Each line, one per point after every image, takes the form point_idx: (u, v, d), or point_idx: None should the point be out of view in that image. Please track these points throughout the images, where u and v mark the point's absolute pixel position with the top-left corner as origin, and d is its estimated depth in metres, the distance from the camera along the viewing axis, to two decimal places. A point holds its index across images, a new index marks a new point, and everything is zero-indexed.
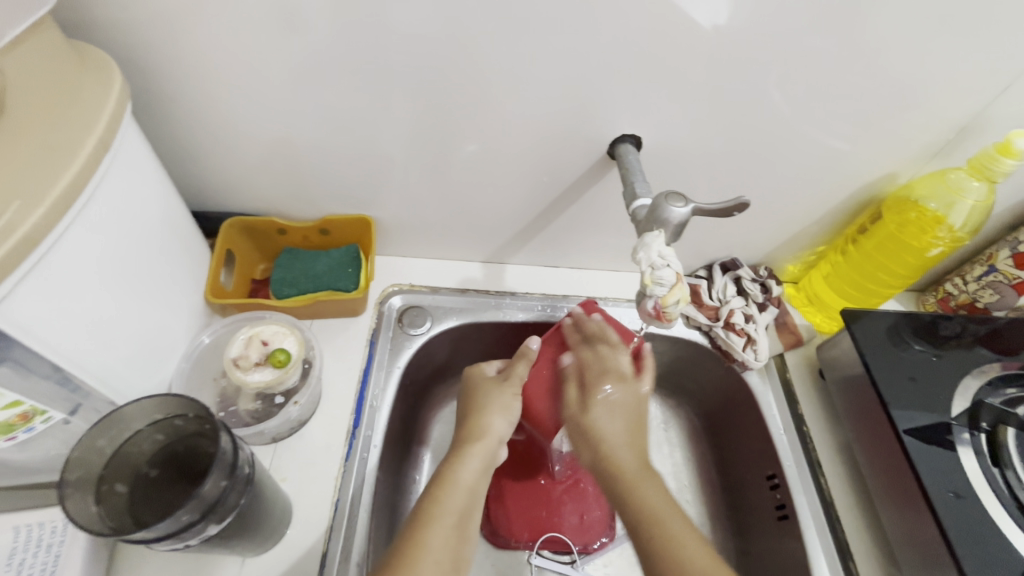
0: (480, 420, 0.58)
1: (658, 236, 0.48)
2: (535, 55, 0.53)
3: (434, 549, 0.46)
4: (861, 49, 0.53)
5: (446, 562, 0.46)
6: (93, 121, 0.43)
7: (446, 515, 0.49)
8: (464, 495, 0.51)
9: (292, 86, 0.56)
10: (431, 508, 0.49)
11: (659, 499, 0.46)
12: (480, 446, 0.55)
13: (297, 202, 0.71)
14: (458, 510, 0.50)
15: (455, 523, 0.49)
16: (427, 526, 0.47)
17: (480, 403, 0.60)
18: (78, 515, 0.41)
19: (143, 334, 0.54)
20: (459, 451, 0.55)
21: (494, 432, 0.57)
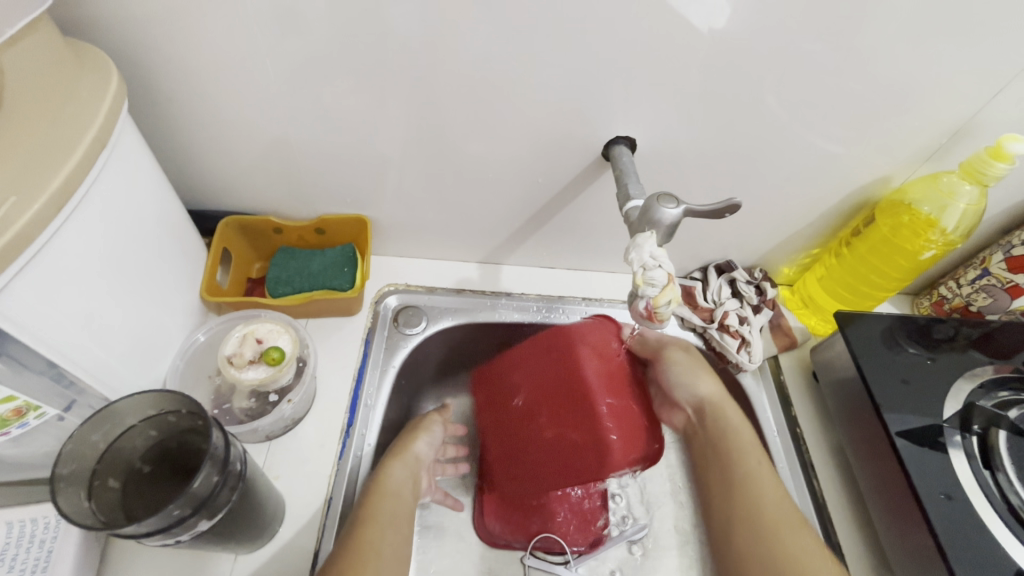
0: (404, 440, 0.65)
1: (649, 237, 0.48)
2: (529, 57, 0.54)
3: (382, 540, 0.54)
4: (853, 53, 0.53)
5: (391, 558, 0.54)
6: (89, 118, 0.43)
7: (379, 520, 0.55)
8: (397, 498, 0.59)
9: (288, 86, 0.56)
10: (368, 511, 0.55)
11: (750, 439, 0.65)
12: (402, 458, 0.62)
13: (293, 202, 0.71)
14: (395, 510, 0.57)
15: (388, 526, 0.56)
16: (371, 526, 0.54)
17: (412, 428, 0.68)
18: (70, 509, 0.41)
19: (137, 331, 0.54)
20: (390, 458, 0.62)
21: (414, 450, 0.64)
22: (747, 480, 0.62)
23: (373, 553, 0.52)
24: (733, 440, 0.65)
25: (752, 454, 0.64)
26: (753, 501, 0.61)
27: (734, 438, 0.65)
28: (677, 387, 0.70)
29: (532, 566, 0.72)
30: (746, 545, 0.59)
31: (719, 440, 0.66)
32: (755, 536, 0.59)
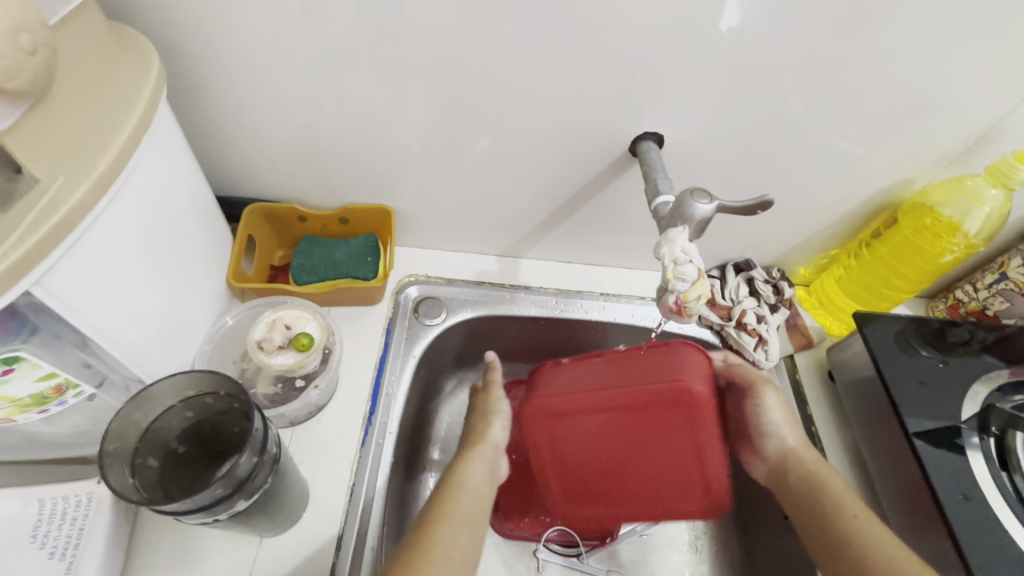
0: (479, 429, 0.62)
1: (682, 231, 0.49)
2: (563, 54, 0.54)
3: (454, 531, 0.50)
4: (884, 56, 0.54)
5: (462, 557, 0.49)
6: (133, 101, 0.44)
7: (455, 516, 0.52)
8: (474, 497, 0.55)
9: (321, 74, 0.56)
10: (442, 507, 0.52)
11: (843, 487, 0.54)
12: (479, 451, 0.60)
13: (318, 190, 0.71)
14: (466, 508, 0.53)
15: (463, 520, 0.52)
16: (440, 521, 0.51)
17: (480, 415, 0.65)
18: (116, 485, 0.41)
19: (169, 314, 0.54)
20: (467, 452, 0.60)
21: (491, 439, 0.61)
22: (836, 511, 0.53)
23: (439, 547, 0.48)
24: (822, 486, 0.55)
25: (848, 502, 0.53)
26: (854, 537, 0.50)
27: (838, 495, 0.53)
28: (762, 431, 0.62)
29: (544, 559, 0.72)
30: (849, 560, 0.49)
31: (804, 487, 0.56)
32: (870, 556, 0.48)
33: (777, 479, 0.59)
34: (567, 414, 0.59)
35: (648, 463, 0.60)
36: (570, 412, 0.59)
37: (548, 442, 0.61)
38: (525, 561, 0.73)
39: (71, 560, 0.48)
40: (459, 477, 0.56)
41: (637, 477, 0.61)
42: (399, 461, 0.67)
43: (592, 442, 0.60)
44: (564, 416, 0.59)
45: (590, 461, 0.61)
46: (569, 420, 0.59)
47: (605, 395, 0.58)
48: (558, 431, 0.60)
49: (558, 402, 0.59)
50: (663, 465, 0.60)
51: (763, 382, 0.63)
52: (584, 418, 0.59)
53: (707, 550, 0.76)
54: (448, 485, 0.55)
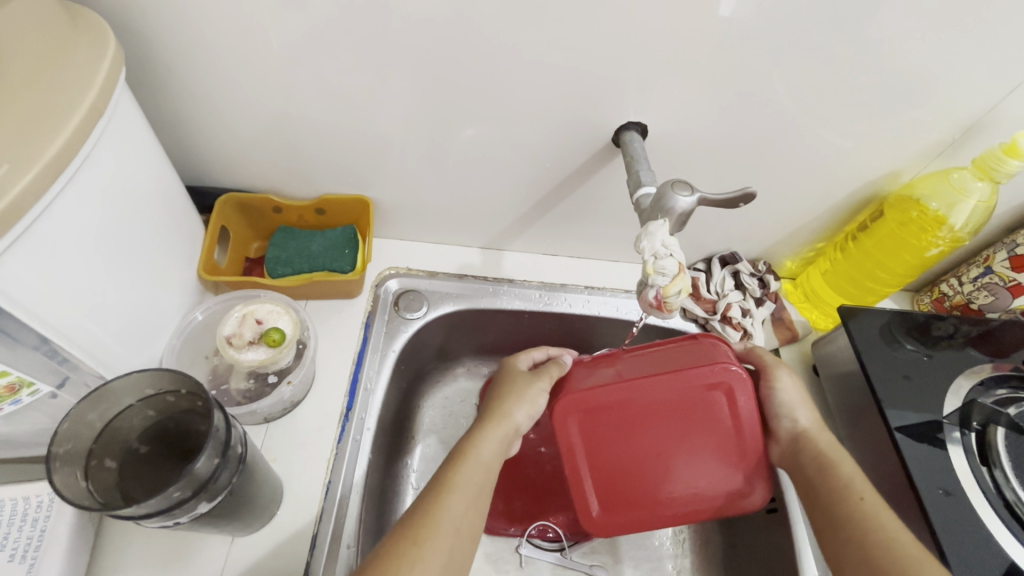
0: (505, 406, 0.57)
1: (662, 225, 0.47)
2: (543, 41, 0.52)
3: (462, 505, 0.49)
4: (870, 47, 0.53)
5: (466, 530, 0.48)
6: (85, 86, 0.42)
7: (466, 490, 0.50)
8: (483, 473, 0.52)
9: (291, 60, 0.54)
10: (453, 481, 0.50)
11: (855, 470, 0.54)
12: (499, 430, 0.55)
13: (293, 181, 0.69)
14: (481, 485, 0.51)
15: (475, 497, 0.50)
16: (449, 495, 0.49)
17: (503, 384, 0.60)
18: (67, 489, 0.40)
19: (133, 309, 0.52)
20: (487, 426, 0.55)
21: (512, 423, 0.56)
22: (838, 487, 0.53)
23: (443, 522, 0.47)
24: (832, 465, 0.55)
25: (856, 483, 0.52)
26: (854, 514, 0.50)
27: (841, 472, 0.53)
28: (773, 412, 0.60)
29: (527, 554, 0.73)
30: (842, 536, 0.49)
31: (813, 469, 0.55)
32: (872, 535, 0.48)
33: (790, 459, 0.58)
34: (606, 408, 0.58)
35: (687, 452, 0.59)
36: (605, 405, 0.58)
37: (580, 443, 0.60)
38: (507, 556, 0.73)
39: (32, 562, 0.47)
40: (470, 446, 0.53)
41: (678, 473, 0.59)
42: (378, 457, 0.66)
43: (632, 434, 0.59)
44: (598, 409, 0.58)
45: (628, 456, 0.60)
46: (606, 412, 0.58)
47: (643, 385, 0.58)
48: (593, 427, 0.59)
49: (598, 397, 0.58)
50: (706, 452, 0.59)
51: (780, 366, 0.62)
52: (623, 408, 0.58)
53: (691, 543, 0.76)
54: (458, 453, 0.53)
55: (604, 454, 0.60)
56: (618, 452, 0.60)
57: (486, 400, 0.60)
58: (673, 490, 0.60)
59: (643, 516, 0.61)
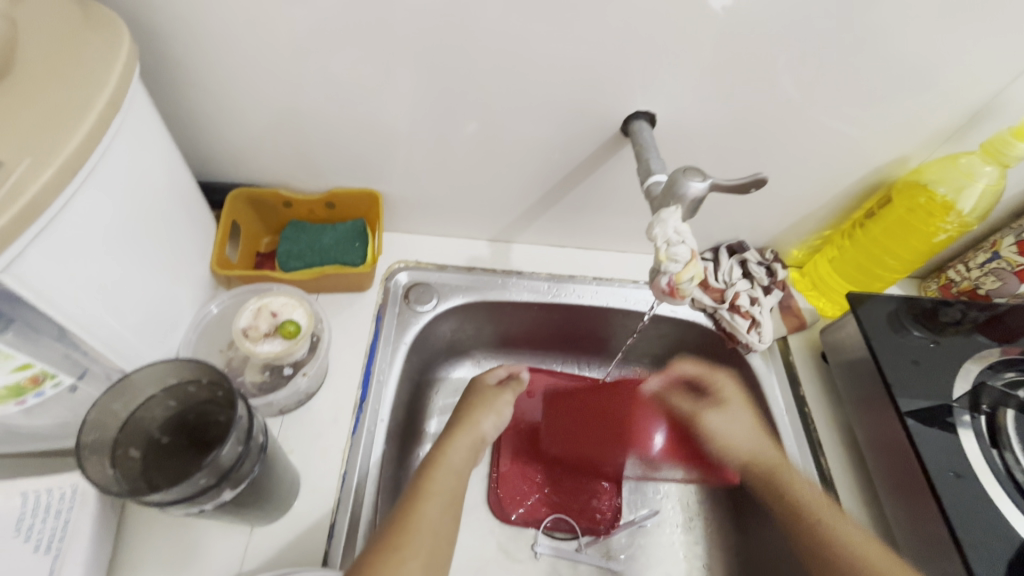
0: (472, 415, 0.61)
1: (674, 212, 0.48)
2: (553, 31, 0.53)
3: (438, 505, 0.50)
4: (880, 31, 0.53)
5: (443, 533, 0.49)
6: (103, 80, 0.42)
7: (439, 494, 0.52)
8: (454, 480, 0.54)
9: (302, 53, 0.55)
10: (426, 487, 0.52)
11: (809, 491, 0.59)
12: (465, 435, 0.59)
13: (304, 175, 0.70)
14: (452, 489, 0.53)
15: (447, 501, 0.52)
16: (427, 501, 0.50)
17: (474, 395, 0.65)
18: (95, 477, 0.40)
19: (150, 303, 0.53)
20: (449, 437, 0.58)
21: (479, 430, 0.60)
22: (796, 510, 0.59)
23: (422, 522, 0.48)
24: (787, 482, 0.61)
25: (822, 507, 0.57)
26: (809, 522, 0.57)
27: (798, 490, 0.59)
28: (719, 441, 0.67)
29: (543, 551, 0.73)
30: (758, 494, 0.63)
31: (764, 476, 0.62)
32: (812, 544, 0.56)
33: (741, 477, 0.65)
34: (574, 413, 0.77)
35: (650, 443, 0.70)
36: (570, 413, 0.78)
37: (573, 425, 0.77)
38: (520, 544, 0.74)
39: (57, 553, 0.47)
40: (437, 455, 0.56)
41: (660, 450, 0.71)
42: (392, 447, 0.66)
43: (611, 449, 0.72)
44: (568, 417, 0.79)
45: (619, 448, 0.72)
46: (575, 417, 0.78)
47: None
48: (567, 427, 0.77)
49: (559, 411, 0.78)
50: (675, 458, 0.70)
51: (716, 378, 0.70)
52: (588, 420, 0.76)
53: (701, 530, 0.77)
54: (425, 465, 0.55)
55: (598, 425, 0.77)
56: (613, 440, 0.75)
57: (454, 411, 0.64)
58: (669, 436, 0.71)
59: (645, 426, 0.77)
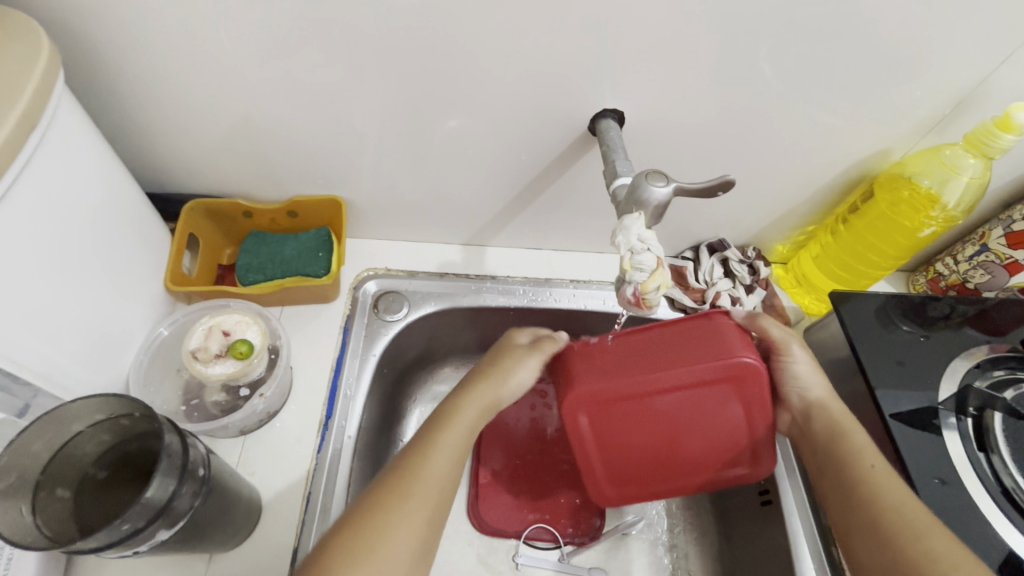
0: (484, 378, 0.55)
1: (637, 218, 0.45)
2: (508, 28, 0.50)
3: (438, 466, 0.48)
4: (858, 19, 0.50)
5: (441, 492, 0.47)
6: (14, 96, 0.40)
7: (440, 449, 0.49)
8: (462, 439, 0.51)
9: (247, 59, 0.52)
10: (427, 443, 0.49)
11: (864, 439, 0.52)
12: (479, 396, 0.54)
13: (263, 183, 0.67)
14: (459, 453, 0.50)
15: (453, 459, 0.49)
16: (426, 457, 0.48)
17: (491, 356, 0.58)
18: (9, 526, 0.38)
19: (91, 327, 0.51)
20: (460, 400, 0.53)
21: (493, 392, 0.55)
22: (847, 457, 0.51)
23: (421, 479, 0.46)
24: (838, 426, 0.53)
25: (866, 453, 0.50)
26: (862, 478, 0.49)
27: (851, 437, 0.52)
28: (784, 384, 0.57)
29: (523, 562, 0.71)
30: (816, 447, 0.53)
31: (825, 432, 0.53)
32: (865, 496, 0.48)
33: (801, 426, 0.56)
34: (616, 404, 0.55)
35: (690, 430, 0.57)
36: (620, 399, 0.55)
37: (596, 429, 0.58)
38: (500, 556, 0.72)
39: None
40: (449, 413, 0.52)
41: (690, 453, 0.59)
42: (363, 463, 0.64)
43: (637, 429, 0.57)
44: (608, 405, 0.55)
45: (638, 442, 0.58)
46: (615, 403, 0.55)
47: (645, 386, 0.54)
48: (607, 416, 0.56)
49: (602, 388, 0.54)
50: (711, 439, 0.58)
51: (792, 339, 0.57)
52: (633, 401, 0.55)
53: (686, 538, 0.75)
54: (433, 421, 0.52)
55: (648, 407, 0.55)
56: (652, 426, 0.57)
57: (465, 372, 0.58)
58: (693, 448, 0.59)
59: (690, 438, 0.58)
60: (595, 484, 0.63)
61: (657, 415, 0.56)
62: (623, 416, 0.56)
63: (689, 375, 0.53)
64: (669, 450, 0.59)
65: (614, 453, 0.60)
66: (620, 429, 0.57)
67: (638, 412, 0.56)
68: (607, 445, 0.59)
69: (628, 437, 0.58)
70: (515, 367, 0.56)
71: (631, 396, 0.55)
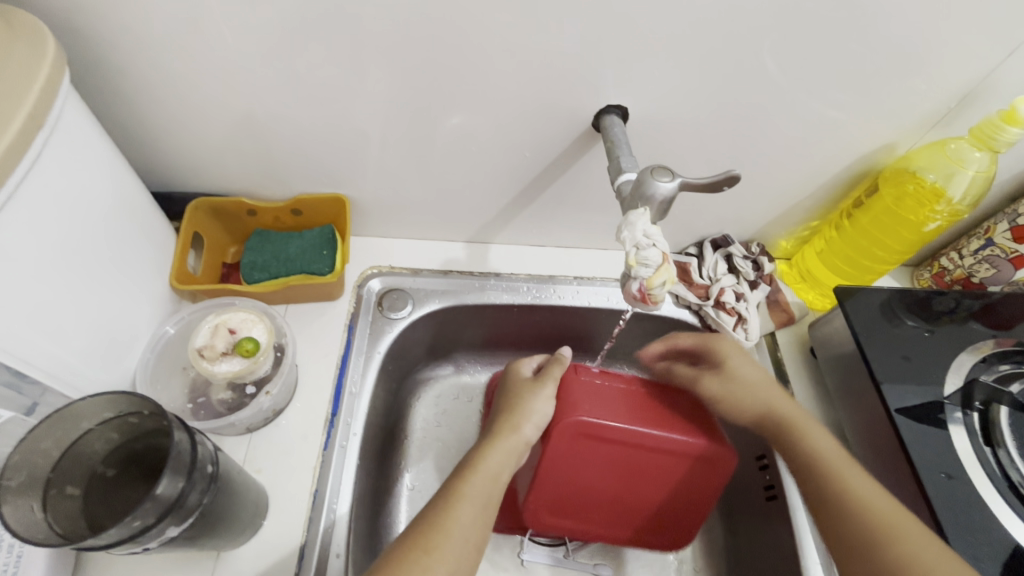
0: (512, 419, 0.56)
1: (643, 214, 0.45)
2: (513, 23, 0.50)
3: (468, 518, 0.46)
4: (864, 12, 0.50)
5: (474, 540, 0.46)
6: (20, 95, 0.40)
7: (472, 499, 0.48)
8: (490, 485, 0.50)
9: (251, 56, 0.52)
10: (457, 490, 0.48)
11: (831, 448, 0.54)
12: (508, 441, 0.54)
13: (266, 181, 0.67)
14: (489, 499, 0.49)
15: (482, 508, 0.48)
16: (457, 505, 0.47)
17: (513, 394, 0.60)
18: (20, 524, 0.38)
19: (98, 326, 0.51)
20: (487, 444, 0.53)
21: (521, 434, 0.55)
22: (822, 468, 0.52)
23: (455, 531, 0.45)
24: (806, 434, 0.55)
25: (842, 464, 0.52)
26: (836, 486, 0.51)
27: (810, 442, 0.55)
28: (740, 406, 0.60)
29: (528, 559, 0.72)
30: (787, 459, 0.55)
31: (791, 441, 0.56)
32: (842, 506, 0.50)
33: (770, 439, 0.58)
34: (600, 442, 0.59)
35: (648, 488, 0.62)
36: (606, 439, 0.59)
37: (565, 462, 0.60)
38: (506, 553, 0.72)
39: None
40: (477, 459, 0.52)
41: (636, 513, 0.64)
42: (368, 461, 0.64)
43: (603, 467, 0.61)
44: (594, 438, 0.59)
45: (598, 484, 0.62)
46: (599, 442, 0.59)
47: (632, 433, 0.59)
48: (585, 453, 0.60)
49: (597, 420, 0.58)
50: (661, 502, 0.63)
51: (734, 355, 0.62)
52: (617, 447, 0.60)
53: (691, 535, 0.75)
54: (462, 465, 0.51)
55: (622, 450, 0.60)
56: (618, 468, 0.61)
57: (494, 408, 0.60)
58: (641, 509, 0.64)
59: (633, 520, 0.65)
60: (535, 515, 0.64)
61: (627, 461, 0.60)
62: (599, 457, 0.60)
63: (673, 438, 0.59)
64: (617, 508, 0.64)
65: (572, 492, 0.63)
66: (587, 464, 0.61)
67: (611, 452, 0.60)
68: (572, 479, 0.62)
69: (591, 479, 0.62)
70: (537, 402, 0.58)
71: (617, 434, 0.59)
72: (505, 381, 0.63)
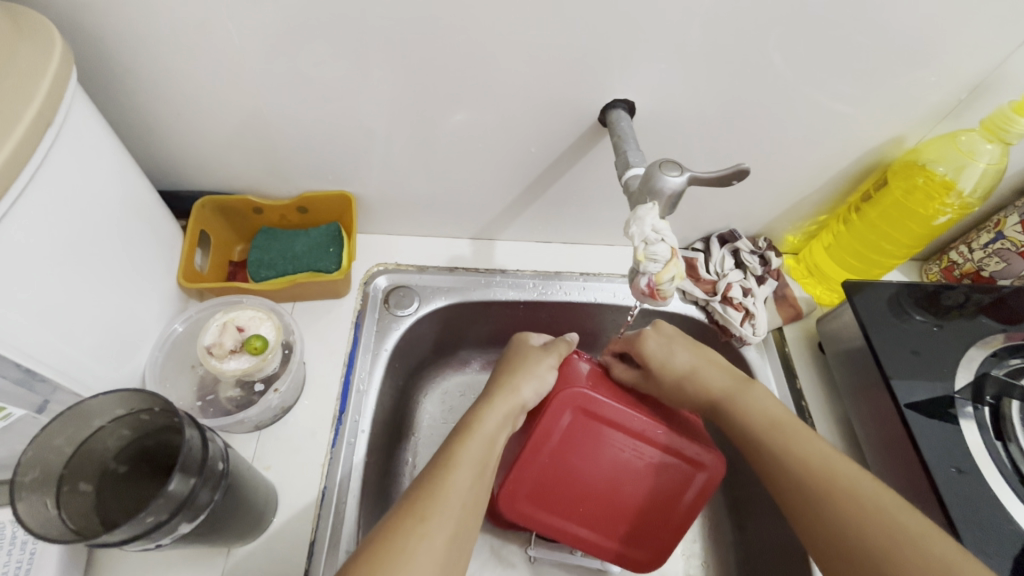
0: (511, 382, 0.57)
1: (651, 208, 0.45)
2: (519, 18, 0.49)
3: (464, 480, 0.46)
4: (873, 4, 0.49)
5: (472, 503, 0.46)
6: (27, 96, 0.40)
7: (468, 463, 0.48)
8: (486, 448, 0.50)
9: (256, 53, 0.52)
10: (452, 456, 0.48)
11: (786, 416, 0.53)
12: (506, 402, 0.55)
13: (273, 179, 0.67)
14: (487, 461, 0.49)
15: (477, 472, 0.48)
16: (452, 470, 0.47)
17: (513, 361, 0.61)
18: (33, 521, 0.38)
19: (107, 324, 0.51)
20: (483, 408, 0.54)
21: (518, 397, 0.56)
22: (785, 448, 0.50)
23: (451, 493, 0.45)
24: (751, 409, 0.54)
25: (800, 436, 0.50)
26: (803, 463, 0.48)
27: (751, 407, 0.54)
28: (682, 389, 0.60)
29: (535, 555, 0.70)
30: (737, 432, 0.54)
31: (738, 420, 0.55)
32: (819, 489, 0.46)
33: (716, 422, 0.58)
34: (596, 420, 0.61)
35: (632, 481, 0.61)
36: (602, 419, 0.61)
37: (561, 437, 0.61)
38: (513, 548, 0.72)
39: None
40: (473, 423, 0.52)
41: (614, 510, 0.62)
42: (376, 457, 0.64)
43: (591, 450, 0.61)
44: (592, 414, 0.61)
45: (585, 470, 0.61)
46: (596, 419, 0.61)
47: (625, 418, 0.61)
48: (579, 430, 0.61)
49: (599, 396, 0.60)
50: (641, 500, 0.62)
51: (673, 346, 0.61)
52: (613, 427, 0.61)
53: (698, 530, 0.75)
54: (458, 430, 0.52)
55: (613, 432, 0.61)
56: (605, 453, 0.61)
57: (493, 374, 0.61)
58: (619, 505, 0.62)
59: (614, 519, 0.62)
60: (512, 502, 0.62)
61: (615, 447, 0.61)
62: (591, 437, 0.61)
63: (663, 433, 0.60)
64: (596, 503, 0.62)
65: (557, 476, 0.62)
66: (576, 445, 0.61)
67: (602, 435, 0.61)
68: (558, 459, 0.61)
69: (576, 464, 0.61)
70: (536, 368, 0.59)
71: (612, 415, 0.60)
72: (509, 348, 0.64)
